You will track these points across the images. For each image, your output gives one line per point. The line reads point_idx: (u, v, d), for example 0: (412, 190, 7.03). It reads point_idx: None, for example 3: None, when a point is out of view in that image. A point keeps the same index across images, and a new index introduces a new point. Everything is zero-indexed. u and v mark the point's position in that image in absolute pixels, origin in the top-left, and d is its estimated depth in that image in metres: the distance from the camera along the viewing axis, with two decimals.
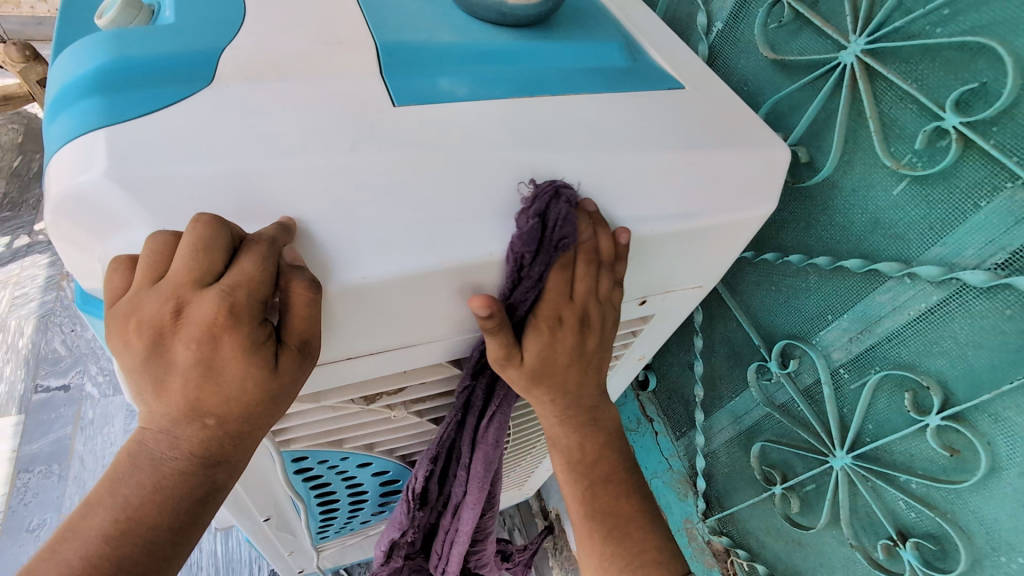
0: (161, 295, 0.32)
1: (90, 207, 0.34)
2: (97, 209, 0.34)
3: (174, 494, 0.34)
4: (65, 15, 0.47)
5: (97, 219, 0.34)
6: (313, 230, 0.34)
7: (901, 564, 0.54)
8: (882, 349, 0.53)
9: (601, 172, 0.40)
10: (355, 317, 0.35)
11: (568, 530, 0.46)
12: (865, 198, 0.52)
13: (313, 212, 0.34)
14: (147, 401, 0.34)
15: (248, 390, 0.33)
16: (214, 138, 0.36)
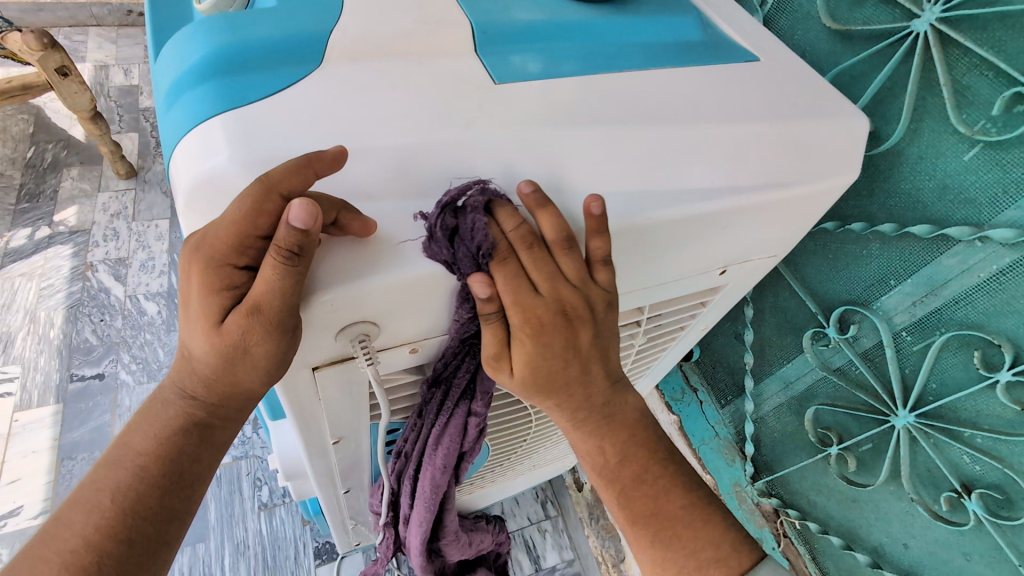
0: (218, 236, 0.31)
1: (213, 192, 0.33)
2: (220, 193, 0.33)
3: (168, 435, 0.37)
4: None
5: (223, 205, 0.33)
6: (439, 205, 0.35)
7: (964, 515, 0.57)
8: (949, 311, 0.55)
9: (702, 144, 0.41)
10: (462, 294, 0.35)
11: (705, 505, 0.42)
12: (933, 165, 0.53)
13: (438, 188, 0.35)
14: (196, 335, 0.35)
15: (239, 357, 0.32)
16: (336, 118, 0.36)
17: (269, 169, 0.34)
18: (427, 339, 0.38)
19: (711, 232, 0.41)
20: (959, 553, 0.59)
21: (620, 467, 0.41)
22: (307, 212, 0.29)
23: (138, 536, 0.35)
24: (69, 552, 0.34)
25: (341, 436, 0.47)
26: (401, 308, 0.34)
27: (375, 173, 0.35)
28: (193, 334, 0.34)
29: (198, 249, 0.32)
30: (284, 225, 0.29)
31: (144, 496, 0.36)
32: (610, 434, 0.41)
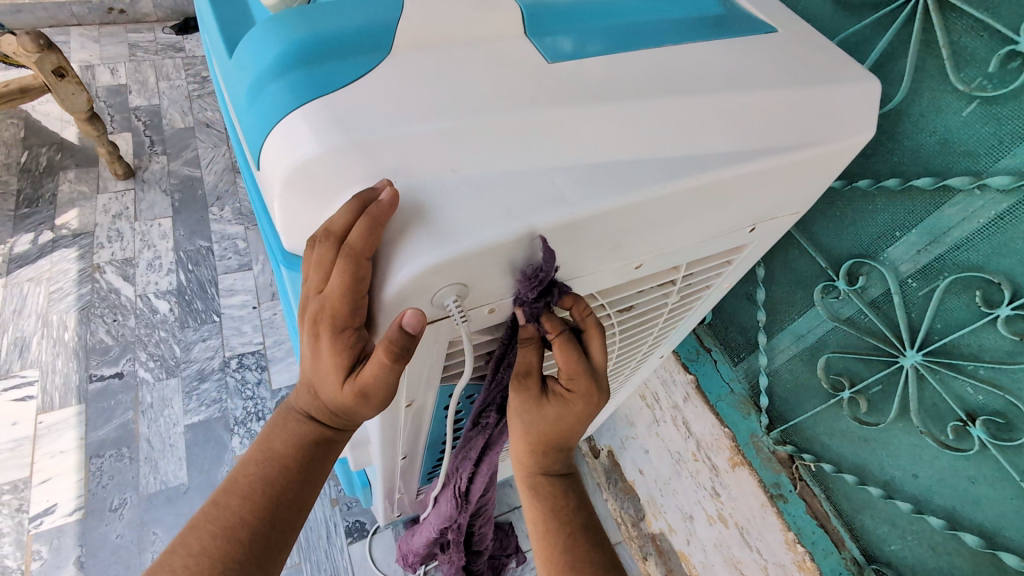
0: (326, 307, 0.36)
1: (314, 178, 0.37)
2: (320, 178, 0.37)
3: (292, 451, 0.45)
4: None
5: (319, 187, 0.37)
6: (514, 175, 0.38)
7: (968, 441, 0.63)
8: (951, 256, 0.60)
9: (733, 109, 0.45)
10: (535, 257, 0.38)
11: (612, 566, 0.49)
12: (934, 121, 0.58)
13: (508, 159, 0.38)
14: (308, 368, 0.41)
15: (360, 409, 0.41)
16: (409, 101, 0.40)
17: (357, 150, 0.37)
18: (504, 299, 0.41)
19: (745, 190, 0.45)
20: (964, 478, 0.65)
21: (566, 516, 0.51)
22: (418, 318, 0.35)
23: (278, 521, 0.44)
24: (228, 525, 0.43)
25: (414, 399, 0.50)
26: (483, 271, 0.37)
27: (452, 147, 0.38)
28: (322, 381, 0.40)
29: (323, 321, 0.37)
30: (396, 329, 0.35)
31: (284, 492, 0.44)
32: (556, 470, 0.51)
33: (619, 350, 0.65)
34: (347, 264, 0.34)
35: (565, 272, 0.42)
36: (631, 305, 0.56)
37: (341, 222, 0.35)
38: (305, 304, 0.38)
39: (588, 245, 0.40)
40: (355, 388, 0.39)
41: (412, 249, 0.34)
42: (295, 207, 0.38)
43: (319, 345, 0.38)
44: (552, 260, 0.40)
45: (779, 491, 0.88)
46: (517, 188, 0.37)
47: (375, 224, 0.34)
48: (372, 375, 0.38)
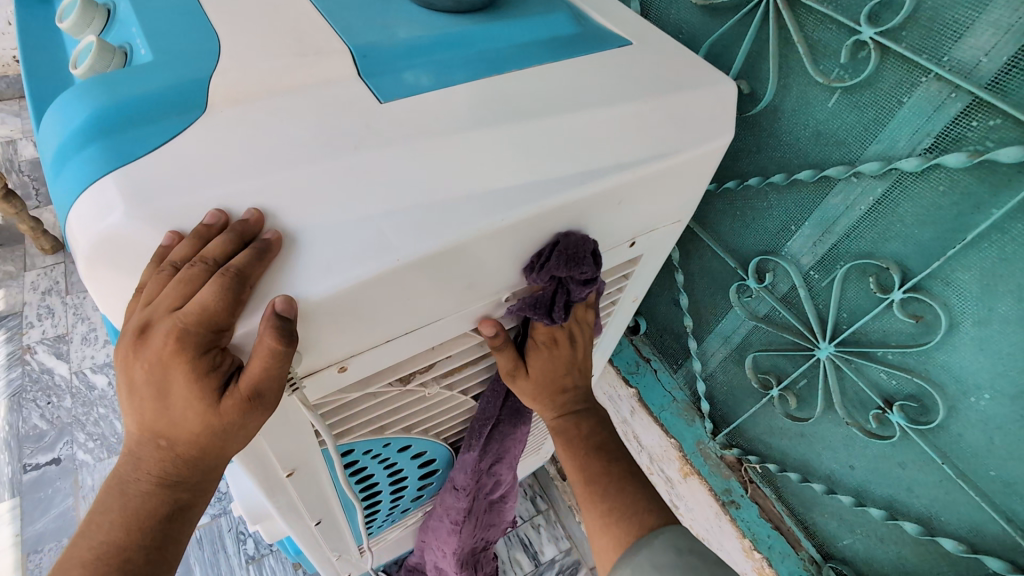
0: (165, 334, 0.32)
1: (127, 246, 0.34)
2: (132, 247, 0.34)
3: (134, 524, 0.35)
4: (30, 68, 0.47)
5: (128, 259, 0.35)
6: (334, 231, 0.35)
7: (890, 428, 0.61)
8: (844, 245, 0.59)
9: (584, 129, 0.44)
10: (371, 310, 0.37)
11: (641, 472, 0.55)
12: (806, 115, 0.58)
13: (326, 214, 0.36)
14: (149, 423, 0.34)
15: (228, 444, 0.34)
16: (227, 159, 0.38)
17: (164, 215, 0.35)
18: (354, 355, 0.39)
19: (603, 210, 0.44)
20: (896, 465, 0.63)
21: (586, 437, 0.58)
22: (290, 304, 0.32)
23: None
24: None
25: (296, 466, 0.48)
26: (315, 335, 0.35)
27: (272, 203, 0.36)
28: (173, 428, 0.34)
29: (169, 352, 0.32)
30: (268, 316, 0.31)
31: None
32: (559, 434, 0.58)
33: None
34: (199, 276, 0.32)
35: (418, 318, 0.41)
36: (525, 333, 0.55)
37: (221, 250, 0.33)
38: (140, 346, 0.33)
39: (440, 285, 0.40)
40: (218, 425, 0.33)
41: (271, 290, 0.33)
42: (106, 278, 0.35)
43: (169, 384, 0.32)
44: (396, 308, 0.38)
45: (730, 497, 0.85)
46: (344, 240, 0.35)
47: (259, 251, 0.33)
48: (264, 385, 0.32)
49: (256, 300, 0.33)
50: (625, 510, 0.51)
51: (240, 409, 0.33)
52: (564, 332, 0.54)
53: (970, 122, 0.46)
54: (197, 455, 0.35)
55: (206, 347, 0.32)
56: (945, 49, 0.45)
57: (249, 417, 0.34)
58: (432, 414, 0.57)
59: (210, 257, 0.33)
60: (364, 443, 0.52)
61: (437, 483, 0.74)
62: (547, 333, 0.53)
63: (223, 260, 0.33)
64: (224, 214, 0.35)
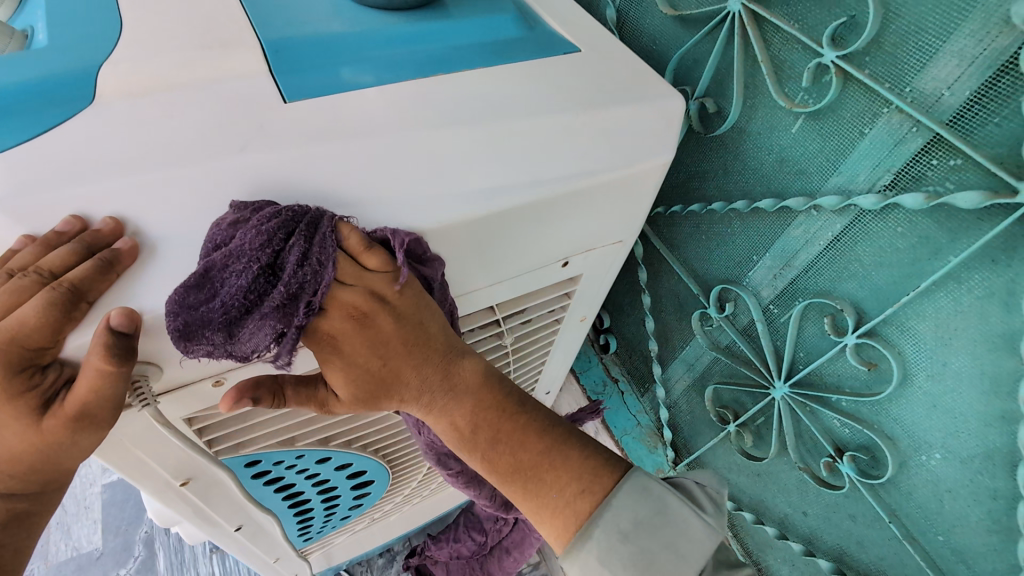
0: None
1: None
2: None
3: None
4: None
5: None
6: (189, 238, 0.33)
7: (841, 478, 0.58)
8: (803, 281, 0.56)
9: (507, 143, 0.41)
10: None
11: (575, 458, 0.39)
12: (770, 139, 0.54)
13: (194, 222, 0.34)
14: None
15: (68, 454, 0.33)
16: (103, 156, 0.35)
17: (32, 211, 0.33)
18: (230, 369, 0.37)
19: (520, 231, 0.41)
20: (846, 517, 0.59)
21: (472, 436, 0.40)
22: (124, 319, 0.30)
23: None
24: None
25: (193, 476, 0.46)
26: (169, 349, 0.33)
27: (146, 203, 0.34)
28: None
29: None
30: (102, 332, 0.30)
31: None
32: (454, 404, 0.40)
33: None
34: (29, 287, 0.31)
35: None
36: (457, 351, 0.52)
37: (58, 261, 0.31)
38: None
39: None
40: (45, 443, 0.32)
41: (113, 304, 0.32)
42: None
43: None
44: None
45: None
46: (212, 251, 0.33)
47: (98, 266, 0.31)
48: (95, 399, 0.31)
49: (94, 318, 0.31)
50: (552, 504, 0.38)
51: (65, 428, 0.32)
52: (391, 312, 0.36)
53: (930, 160, 0.42)
54: (35, 471, 0.34)
55: (23, 364, 0.31)
56: (908, 78, 0.42)
57: (80, 435, 0.32)
58: (354, 429, 0.53)
59: (45, 269, 0.31)
60: (272, 455, 0.50)
61: (375, 495, 0.70)
62: (354, 307, 0.35)
63: (61, 272, 0.31)
64: (72, 219, 0.33)
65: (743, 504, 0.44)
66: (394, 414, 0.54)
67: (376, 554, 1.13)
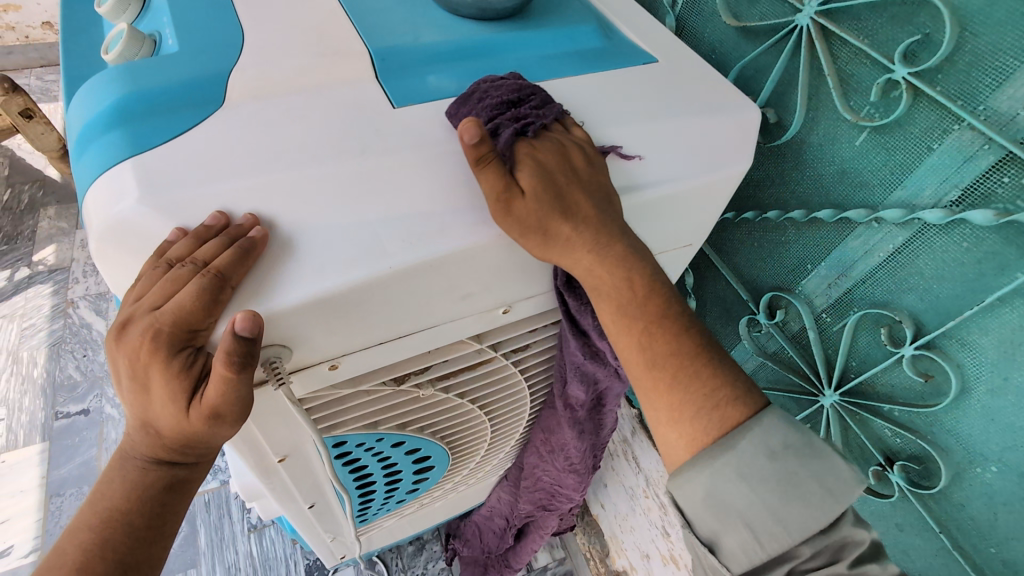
0: (144, 326, 0.34)
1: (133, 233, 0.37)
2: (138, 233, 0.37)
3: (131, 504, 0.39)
4: (80, 53, 0.51)
5: (137, 244, 0.37)
6: (321, 234, 0.37)
7: (890, 487, 0.58)
8: (858, 291, 0.57)
9: (590, 152, 0.44)
10: (365, 313, 0.38)
11: (720, 364, 0.41)
12: (832, 150, 0.55)
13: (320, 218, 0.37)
14: (130, 402, 0.37)
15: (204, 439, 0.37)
16: (232, 159, 0.39)
17: (181, 204, 0.37)
18: (343, 355, 0.40)
19: None
20: (893, 525, 0.60)
21: (584, 175, 0.41)
22: (244, 326, 0.33)
23: None
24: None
25: (289, 453, 0.49)
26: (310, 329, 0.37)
27: (276, 202, 0.38)
28: (154, 414, 0.37)
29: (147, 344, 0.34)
30: (229, 335, 0.33)
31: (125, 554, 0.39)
32: (630, 260, 0.41)
33: (533, 386, 0.63)
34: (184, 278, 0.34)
35: (411, 324, 0.42)
36: (525, 345, 0.55)
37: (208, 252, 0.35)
38: (127, 332, 0.35)
39: (438, 291, 0.40)
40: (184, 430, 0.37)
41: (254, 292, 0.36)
42: (114, 261, 0.38)
43: (148, 380, 0.35)
44: (386, 313, 0.39)
45: None
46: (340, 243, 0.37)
47: (239, 253, 0.34)
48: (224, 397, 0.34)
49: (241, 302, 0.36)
50: (700, 404, 0.40)
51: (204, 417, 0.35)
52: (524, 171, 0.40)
53: (1001, 178, 0.43)
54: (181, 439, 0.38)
55: (181, 348, 0.35)
56: (982, 97, 0.42)
57: (215, 428, 0.36)
58: (429, 416, 0.57)
59: (200, 259, 0.35)
60: (355, 436, 0.53)
61: (433, 480, 0.73)
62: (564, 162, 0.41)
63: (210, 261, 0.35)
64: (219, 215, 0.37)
65: (798, 443, 0.38)
66: (467, 402, 0.57)
67: (407, 542, 1.16)
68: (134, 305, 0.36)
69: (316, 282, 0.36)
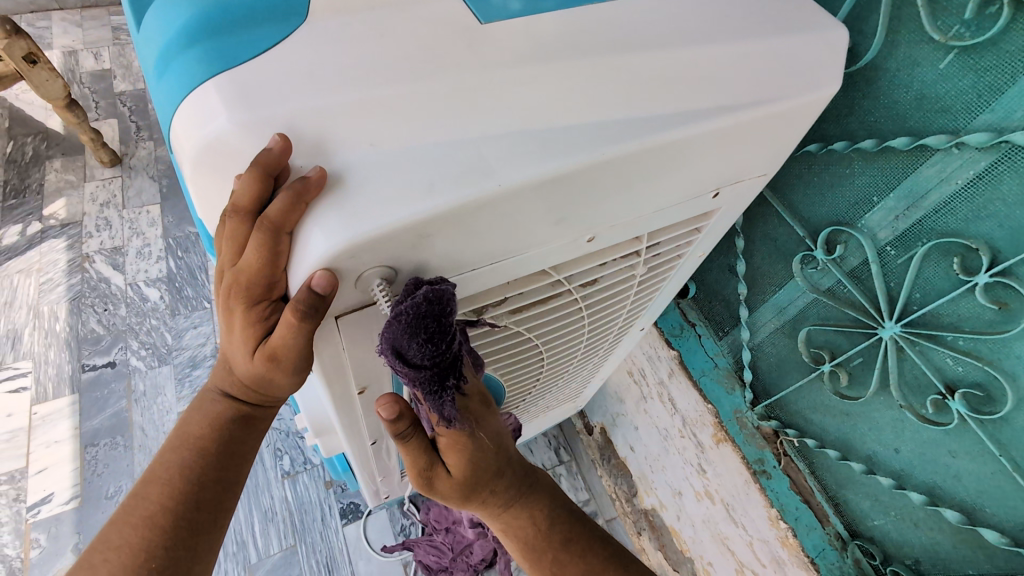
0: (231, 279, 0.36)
1: (230, 155, 0.36)
2: (233, 155, 0.36)
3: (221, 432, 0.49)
4: None
5: (232, 164, 0.36)
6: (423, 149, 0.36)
7: (948, 415, 0.60)
8: (929, 221, 0.56)
9: (685, 70, 0.42)
10: (468, 236, 0.37)
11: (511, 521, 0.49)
12: (911, 76, 0.54)
13: (423, 133, 0.36)
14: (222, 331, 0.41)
15: (270, 381, 0.41)
16: (323, 73, 0.37)
17: (275, 121, 0.35)
18: (440, 280, 0.39)
19: (694, 156, 0.43)
20: (945, 452, 0.62)
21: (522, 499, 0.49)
22: (329, 280, 0.33)
23: (202, 502, 0.48)
24: (149, 517, 0.46)
25: (368, 386, 0.49)
26: (407, 251, 0.35)
27: (368, 117, 0.36)
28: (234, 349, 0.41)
29: (230, 294, 0.37)
30: (301, 299, 0.33)
31: (212, 475, 0.48)
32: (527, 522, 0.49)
33: (589, 323, 0.63)
34: (261, 236, 0.34)
35: (506, 249, 0.41)
36: (594, 278, 0.54)
37: (275, 209, 0.33)
38: (221, 276, 0.38)
39: (536, 215, 0.39)
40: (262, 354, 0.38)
41: (309, 232, 0.33)
42: (212, 183, 0.37)
43: (231, 322, 0.39)
44: (486, 237, 0.38)
45: (761, 467, 0.86)
46: (442, 159, 0.35)
47: (293, 199, 0.33)
48: (284, 353, 0.37)
49: (310, 224, 0.33)
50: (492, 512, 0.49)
51: (267, 367, 0.39)
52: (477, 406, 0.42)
53: None
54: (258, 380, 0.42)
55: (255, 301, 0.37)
56: None
57: (276, 374, 0.40)
58: (496, 351, 0.57)
59: (270, 216, 0.33)
60: None
61: None
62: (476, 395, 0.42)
63: (276, 217, 0.33)
64: (320, 164, 0.34)
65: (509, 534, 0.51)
66: (533, 336, 0.57)
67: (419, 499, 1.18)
68: (290, 239, 0.34)
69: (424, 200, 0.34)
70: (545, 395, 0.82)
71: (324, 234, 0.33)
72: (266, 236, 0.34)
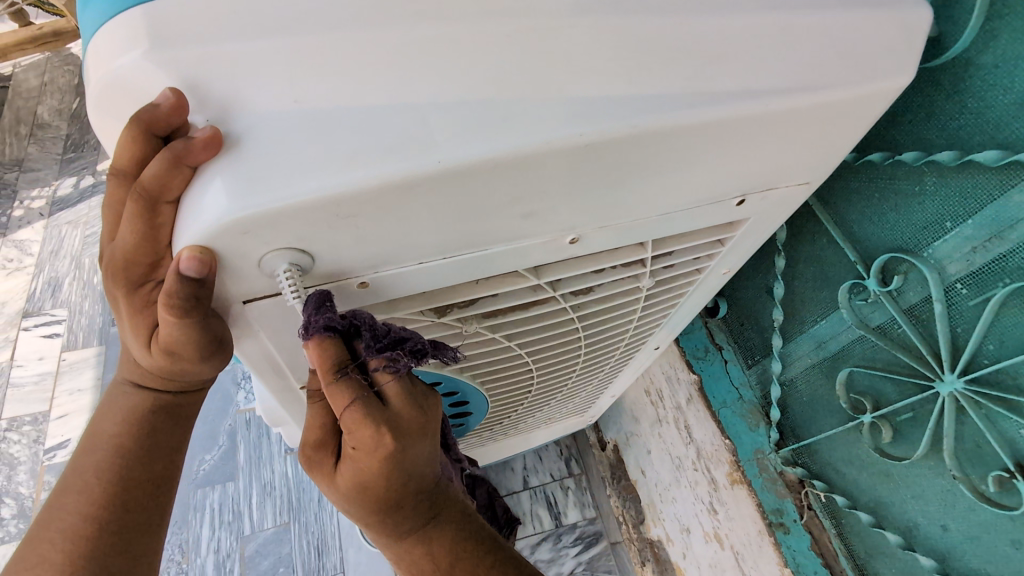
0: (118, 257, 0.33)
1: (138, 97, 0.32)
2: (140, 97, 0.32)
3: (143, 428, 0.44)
4: None
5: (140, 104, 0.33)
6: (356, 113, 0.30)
7: (1016, 499, 0.49)
8: (1017, 259, 0.45)
9: (707, 42, 0.34)
10: (404, 219, 0.31)
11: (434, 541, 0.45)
12: (1012, 75, 0.43)
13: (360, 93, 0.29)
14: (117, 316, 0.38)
15: (181, 368, 0.38)
16: (259, 15, 0.32)
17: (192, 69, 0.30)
18: (377, 271, 0.34)
19: (705, 150, 0.35)
20: (1005, 540, 0.51)
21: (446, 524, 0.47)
22: (200, 262, 0.29)
23: (130, 502, 0.44)
24: (70, 528, 0.43)
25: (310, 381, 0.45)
26: (324, 230, 0.30)
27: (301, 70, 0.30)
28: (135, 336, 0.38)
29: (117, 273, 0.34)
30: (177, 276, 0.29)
31: (129, 475, 0.44)
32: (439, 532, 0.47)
33: (585, 340, 0.56)
34: (139, 204, 0.30)
35: (461, 242, 0.34)
36: (586, 287, 0.47)
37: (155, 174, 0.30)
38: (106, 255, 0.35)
39: (496, 203, 0.32)
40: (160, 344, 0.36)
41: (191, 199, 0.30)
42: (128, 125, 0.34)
43: (125, 305, 0.35)
44: (429, 224, 0.32)
45: (779, 520, 0.76)
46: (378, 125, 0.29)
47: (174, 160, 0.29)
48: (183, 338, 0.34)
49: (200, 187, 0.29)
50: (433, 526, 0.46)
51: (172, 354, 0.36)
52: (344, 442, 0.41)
53: None
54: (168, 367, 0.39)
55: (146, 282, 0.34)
56: None
57: (184, 360, 0.36)
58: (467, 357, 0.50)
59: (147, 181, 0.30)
60: None
61: (467, 428, 0.68)
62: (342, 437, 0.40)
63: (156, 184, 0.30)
64: (215, 124, 0.30)
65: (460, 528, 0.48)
66: (513, 346, 0.50)
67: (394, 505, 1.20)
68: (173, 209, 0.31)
69: (340, 171, 0.28)
70: (540, 410, 0.75)
71: (219, 195, 0.28)
72: (139, 208, 0.31)
